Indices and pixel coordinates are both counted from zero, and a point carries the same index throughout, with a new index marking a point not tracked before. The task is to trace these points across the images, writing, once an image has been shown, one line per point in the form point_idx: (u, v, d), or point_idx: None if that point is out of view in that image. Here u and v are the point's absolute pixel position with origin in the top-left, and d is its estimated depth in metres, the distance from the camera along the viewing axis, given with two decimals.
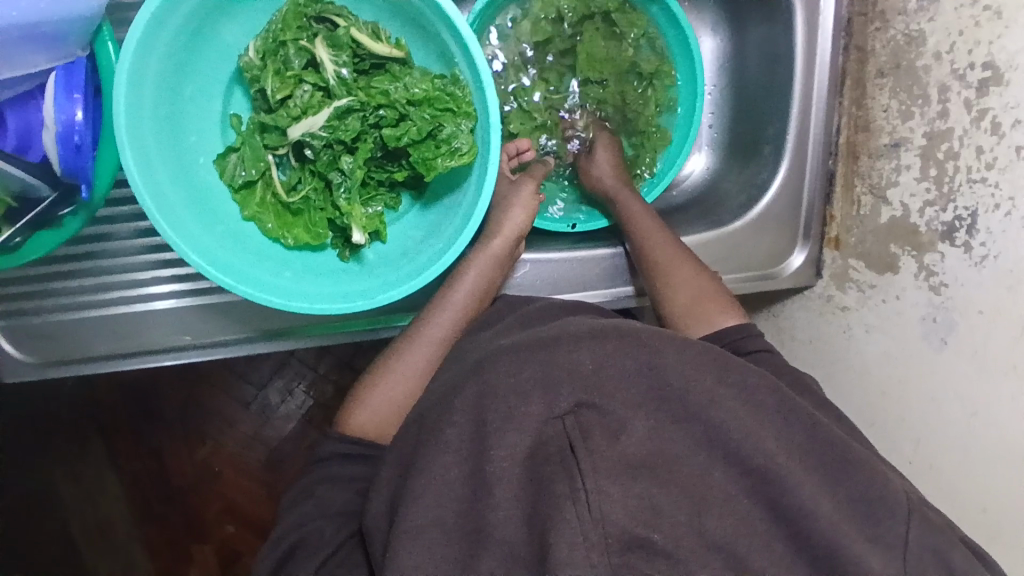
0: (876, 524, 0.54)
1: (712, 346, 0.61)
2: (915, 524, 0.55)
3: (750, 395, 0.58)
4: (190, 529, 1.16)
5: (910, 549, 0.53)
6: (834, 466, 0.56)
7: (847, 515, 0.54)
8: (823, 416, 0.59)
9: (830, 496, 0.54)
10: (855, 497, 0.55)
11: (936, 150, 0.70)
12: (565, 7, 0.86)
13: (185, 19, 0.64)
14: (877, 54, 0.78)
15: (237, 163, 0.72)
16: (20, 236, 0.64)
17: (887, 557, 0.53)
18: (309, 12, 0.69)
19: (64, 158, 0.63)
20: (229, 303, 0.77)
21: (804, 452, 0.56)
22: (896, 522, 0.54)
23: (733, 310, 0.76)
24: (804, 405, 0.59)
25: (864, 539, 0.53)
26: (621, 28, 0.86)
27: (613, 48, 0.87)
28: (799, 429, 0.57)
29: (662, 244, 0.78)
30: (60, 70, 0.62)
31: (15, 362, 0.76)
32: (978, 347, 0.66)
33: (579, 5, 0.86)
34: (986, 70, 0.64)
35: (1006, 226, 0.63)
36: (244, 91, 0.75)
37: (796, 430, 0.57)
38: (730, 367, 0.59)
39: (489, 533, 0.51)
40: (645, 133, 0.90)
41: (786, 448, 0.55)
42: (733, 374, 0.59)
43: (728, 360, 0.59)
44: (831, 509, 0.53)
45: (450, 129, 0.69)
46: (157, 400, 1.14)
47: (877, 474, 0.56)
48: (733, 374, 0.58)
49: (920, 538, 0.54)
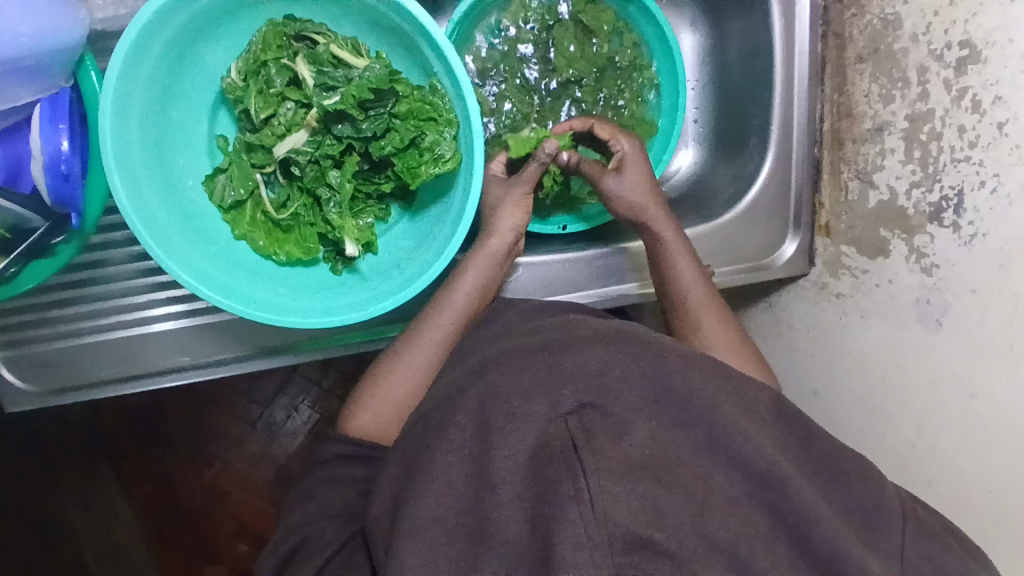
0: (874, 531, 0.55)
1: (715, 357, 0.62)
2: (910, 530, 0.56)
3: (747, 402, 0.58)
4: (200, 550, 1.16)
5: (907, 554, 0.54)
6: (832, 477, 0.57)
7: (847, 522, 0.54)
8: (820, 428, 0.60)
9: (827, 503, 0.55)
10: (851, 506, 0.55)
11: (919, 132, 0.70)
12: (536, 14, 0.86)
13: (166, 45, 0.65)
14: (855, 40, 0.78)
15: (226, 183, 0.73)
16: (14, 266, 0.65)
17: (886, 560, 0.52)
18: (288, 31, 0.70)
19: (53, 188, 0.64)
20: (227, 322, 0.77)
21: (800, 462, 0.57)
22: (891, 529, 0.55)
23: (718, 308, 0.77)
24: (803, 417, 0.60)
25: (864, 545, 0.54)
26: (593, 28, 0.86)
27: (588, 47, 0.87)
28: (796, 441, 0.58)
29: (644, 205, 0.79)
30: (45, 101, 0.63)
31: (17, 390, 0.77)
32: (973, 326, 0.65)
33: (548, 9, 0.86)
34: (963, 48, 0.64)
35: (992, 204, 0.63)
36: (229, 112, 0.76)
37: (792, 443, 0.57)
38: (730, 373, 0.60)
39: (492, 533, 0.50)
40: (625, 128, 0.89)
41: (786, 455, 0.56)
42: (733, 383, 0.59)
43: (727, 368, 0.61)
44: (833, 514, 0.54)
45: (433, 137, 0.70)
46: (163, 423, 1.14)
47: (872, 483, 0.57)
48: (733, 381, 0.59)
49: (914, 544, 0.55)
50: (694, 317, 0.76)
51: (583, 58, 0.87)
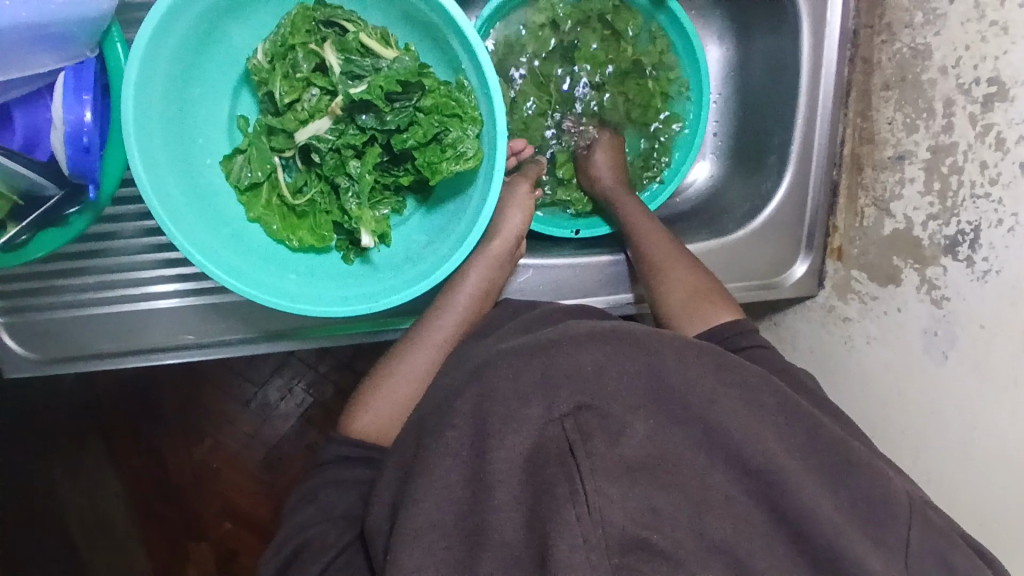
0: (880, 525, 0.55)
1: (715, 350, 0.60)
2: (916, 527, 0.56)
3: (749, 395, 0.58)
4: (188, 526, 1.16)
5: (911, 552, 0.55)
6: (838, 468, 0.57)
7: (850, 517, 0.54)
8: (824, 418, 0.60)
9: (831, 497, 0.55)
10: (858, 497, 0.56)
11: (940, 164, 0.70)
12: (563, 12, 0.86)
13: (194, 23, 0.65)
14: (882, 66, 0.78)
15: (243, 164, 0.72)
16: (26, 234, 0.65)
17: (889, 560, 0.54)
18: (318, 15, 0.69)
19: (73, 160, 0.64)
20: (233, 304, 0.77)
21: (806, 451, 0.57)
22: (898, 524, 0.55)
23: (730, 308, 0.75)
24: (804, 405, 0.60)
25: (868, 539, 0.54)
26: (620, 29, 0.87)
27: (612, 50, 0.88)
28: (800, 431, 0.58)
29: (643, 217, 0.81)
30: (69, 71, 0.63)
31: (18, 357, 0.77)
32: (979, 360, 0.66)
33: (575, 8, 0.86)
34: (992, 85, 0.64)
35: (1008, 242, 0.63)
36: (252, 93, 0.75)
37: (796, 431, 0.58)
38: (730, 368, 0.59)
39: (489, 535, 0.51)
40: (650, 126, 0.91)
41: (787, 452, 0.56)
42: (733, 375, 0.59)
43: (728, 361, 0.60)
44: (834, 510, 0.54)
45: (456, 134, 0.69)
46: (158, 398, 1.14)
47: (878, 477, 0.57)
48: (733, 375, 0.59)
49: (921, 542, 0.55)
50: (678, 292, 0.76)
51: (608, 58, 0.88)
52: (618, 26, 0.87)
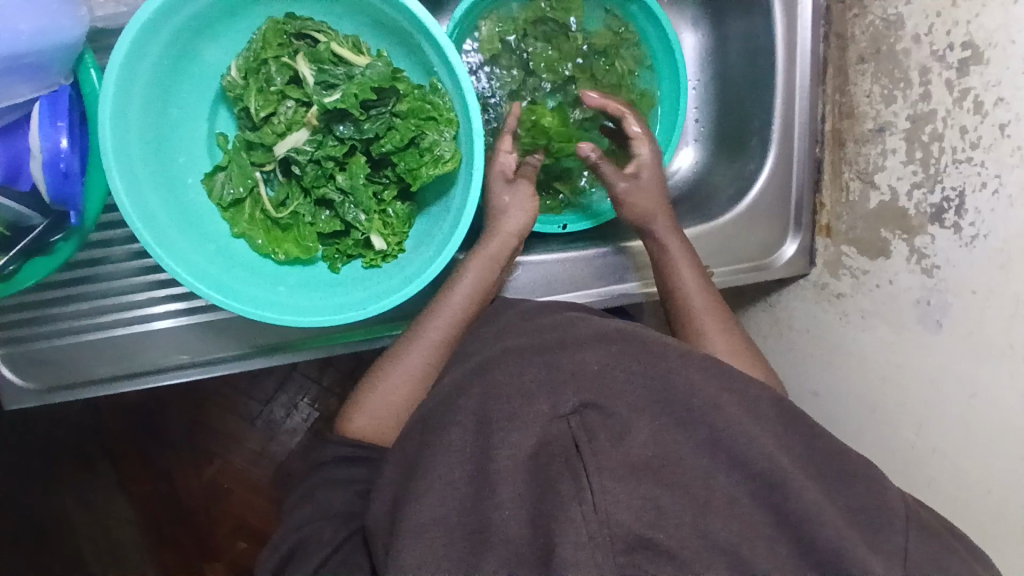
0: (877, 532, 0.53)
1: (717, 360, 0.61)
2: (912, 532, 0.54)
3: (751, 404, 0.58)
4: (201, 548, 1.16)
5: (910, 557, 0.53)
6: (837, 480, 0.55)
7: (850, 523, 0.53)
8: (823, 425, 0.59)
9: (830, 502, 0.54)
10: (854, 506, 0.54)
11: (920, 132, 0.70)
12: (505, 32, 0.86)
13: (167, 44, 0.65)
14: (856, 40, 0.78)
15: (225, 181, 0.72)
16: (13, 264, 0.65)
17: (889, 563, 0.52)
18: (288, 29, 0.70)
19: (52, 186, 0.65)
20: (226, 321, 0.77)
21: (803, 461, 0.56)
22: (893, 530, 0.53)
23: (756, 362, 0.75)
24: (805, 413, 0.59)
25: (868, 547, 0.52)
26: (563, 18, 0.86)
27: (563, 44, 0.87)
28: (799, 440, 0.57)
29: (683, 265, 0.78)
30: (44, 100, 0.64)
31: (17, 389, 0.77)
32: (973, 326, 0.65)
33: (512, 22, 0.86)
34: (965, 49, 0.64)
35: (994, 205, 0.62)
36: (229, 111, 0.76)
37: (795, 441, 0.57)
38: (733, 375, 0.59)
39: (494, 531, 0.50)
40: (628, 102, 0.89)
41: (788, 455, 0.55)
42: (737, 385, 0.58)
43: (730, 368, 0.60)
44: (834, 512, 0.52)
45: (433, 137, 0.70)
46: (165, 421, 1.14)
47: (875, 481, 0.55)
48: (738, 383, 0.59)
49: (918, 547, 0.53)
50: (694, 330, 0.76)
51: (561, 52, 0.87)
52: (560, 16, 0.86)
